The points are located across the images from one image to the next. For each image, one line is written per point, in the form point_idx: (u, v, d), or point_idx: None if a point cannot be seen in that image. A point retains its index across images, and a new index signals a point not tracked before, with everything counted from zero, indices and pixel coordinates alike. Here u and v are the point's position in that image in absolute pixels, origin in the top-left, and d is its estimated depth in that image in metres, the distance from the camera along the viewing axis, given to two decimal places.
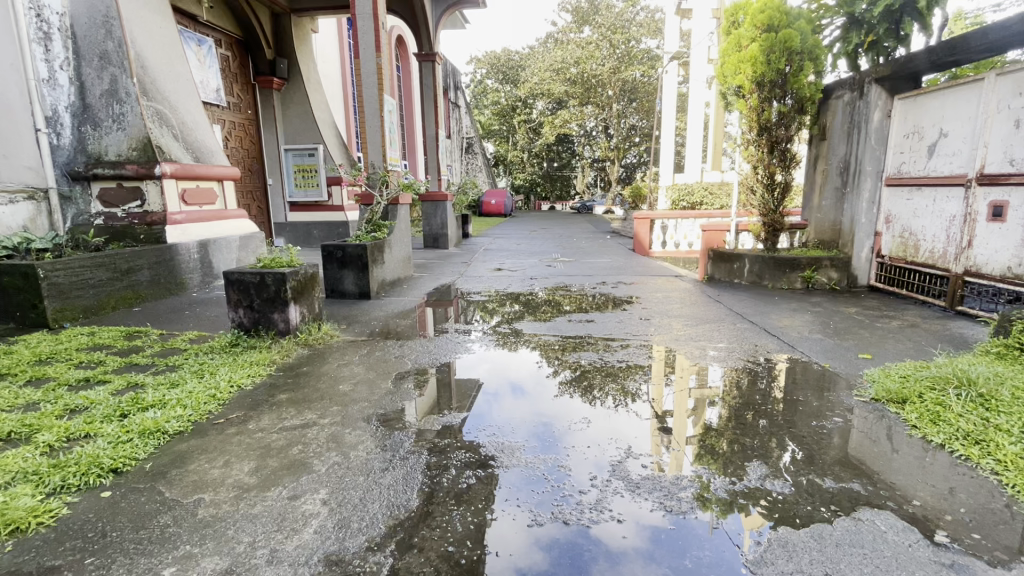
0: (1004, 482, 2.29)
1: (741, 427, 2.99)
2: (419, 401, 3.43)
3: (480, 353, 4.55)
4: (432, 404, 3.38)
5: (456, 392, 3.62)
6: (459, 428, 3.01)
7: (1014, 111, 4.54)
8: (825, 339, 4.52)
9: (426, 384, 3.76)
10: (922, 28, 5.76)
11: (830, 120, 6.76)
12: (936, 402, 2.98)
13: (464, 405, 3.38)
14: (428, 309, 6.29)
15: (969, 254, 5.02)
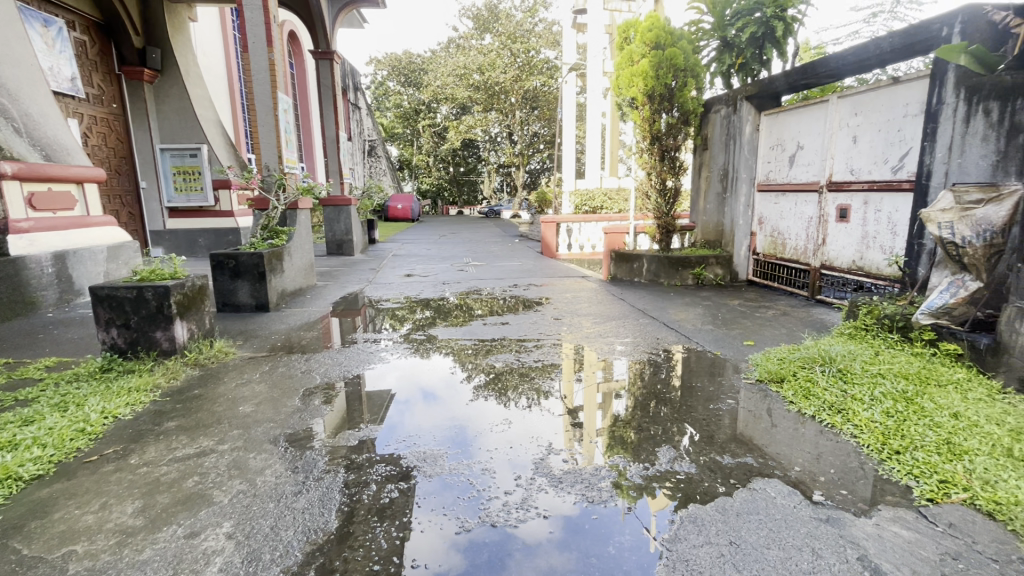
0: (860, 442, 2.68)
1: (647, 416, 3.20)
2: (329, 417, 3.24)
3: (393, 362, 4.41)
4: (343, 419, 3.21)
5: (368, 404, 3.47)
6: (372, 440, 2.91)
7: (852, 129, 5.35)
8: (715, 330, 4.99)
9: (336, 399, 3.56)
10: (780, 55, 6.60)
11: (710, 131, 7.50)
12: (807, 379, 3.42)
13: (377, 417, 3.25)
14: (335, 319, 5.98)
15: (824, 250, 5.82)
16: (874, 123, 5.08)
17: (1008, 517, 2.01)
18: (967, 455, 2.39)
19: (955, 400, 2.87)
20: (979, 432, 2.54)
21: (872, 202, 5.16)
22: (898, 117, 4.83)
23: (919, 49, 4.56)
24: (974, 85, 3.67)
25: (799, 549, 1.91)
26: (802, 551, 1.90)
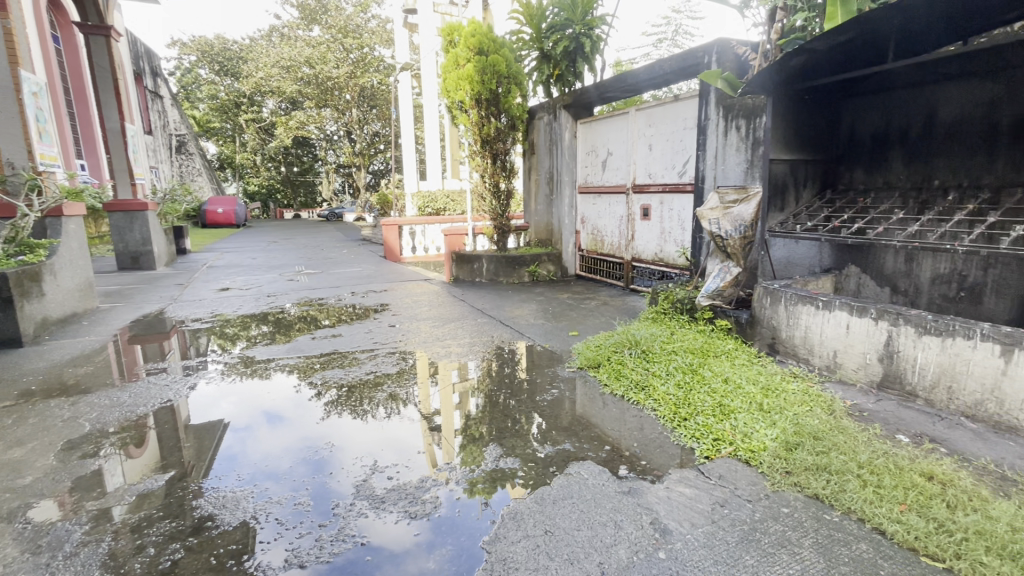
0: (658, 414, 3.05)
1: (496, 412, 3.30)
2: (133, 462, 2.72)
3: (214, 389, 3.85)
4: (156, 461, 2.73)
5: (192, 438, 3.01)
6: (197, 477, 2.57)
7: (648, 138, 6.12)
8: (545, 323, 5.30)
9: (142, 438, 3.00)
10: (590, 69, 7.26)
11: (536, 137, 8.02)
12: (618, 362, 3.80)
13: (204, 451, 2.84)
14: (134, 346, 5.00)
15: (633, 245, 6.57)
16: (664, 134, 5.88)
17: (759, 462, 2.44)
18: (733, 413, 2.86)
19: (726, 367, 3.44)
20: (742, 392, 3.07)
21: (666, 202, 5.96)
22: (680, 129, 5.65)
23: (690, 72, 5.37)
24: (729, 104, 4.42)
25: (604, 524, 2.07)
26: (606, 526, 2.07)
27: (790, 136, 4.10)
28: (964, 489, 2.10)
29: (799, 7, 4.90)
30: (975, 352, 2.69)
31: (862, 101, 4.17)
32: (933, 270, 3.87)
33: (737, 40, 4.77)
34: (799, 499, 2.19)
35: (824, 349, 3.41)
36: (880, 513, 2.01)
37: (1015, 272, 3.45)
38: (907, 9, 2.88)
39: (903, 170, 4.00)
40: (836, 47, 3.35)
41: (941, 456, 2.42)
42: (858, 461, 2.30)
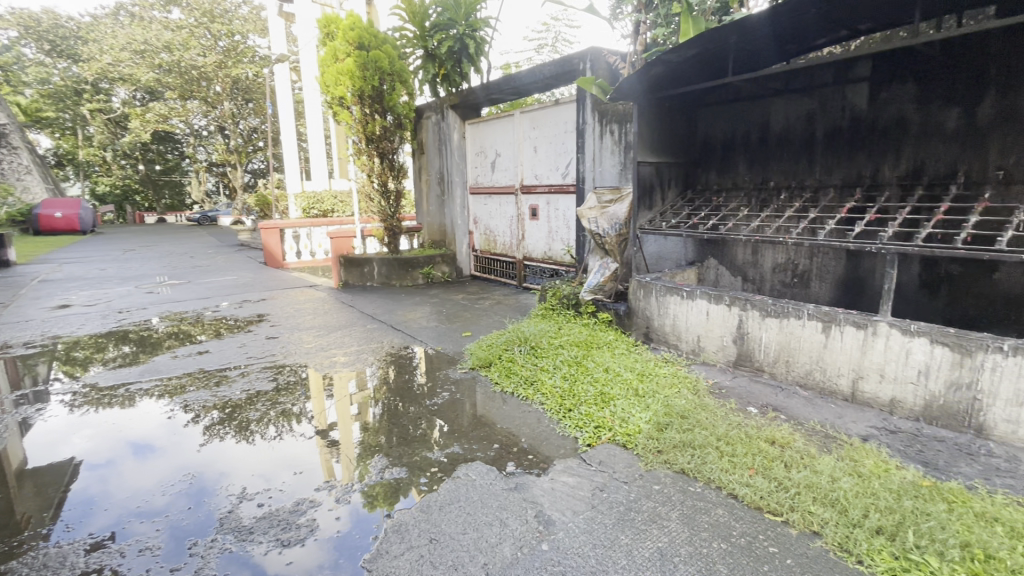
0: (546, 407, 3.14)
1: (396, 420, 3.22)
2: None
3: (62, 423, 3.29)
4: None
5: (31, 483, 2.55)
6: (26, 531, 2.17)
7: (533, 141, 6.30)
8: (438, 326, 5.23)
9: None
10: (476, 70, 7.16)
11: (425, 136, 7.91)
12: (508, 359, 3.85)
13: (44, 499, 2.42)
14: None
15: (524, 245, 6.73)
16: (547, 136, 6.10)
17: (634, 444, 2.61)
18: (612, 400, 3.04)
19: (607, 357, 3.64)
20: (620, 379, 3.27)
21: (552, 202, 6.17)
22: (561, 132, 5.89)
23: (568, 78, 5.61)
24: (603, 109, 4.83)
25: (490, 524, 2.08)
26: (491, 525, 2.07)
27: (655, 140, 4.46)
28: (798, 449, 2.42)
29: (660, 22, 5.40)
30: (805, 329, 3.13)
31: (714, 109, 4.66)
32: (772, 260, 4.41)
33: (607, 50, 5.12)
34: (668, 475, 2.37)
35: (690, 335, 3.76)
36: (732, 479, 2.24)
37: (833, 260, 4.04)
38: (742, 28, 3.25)
39: (747, 172, 4.53)
40: (689, 59, 3.69)
41: (781, 422, 2.77)
42: (717, 434, 2.55)
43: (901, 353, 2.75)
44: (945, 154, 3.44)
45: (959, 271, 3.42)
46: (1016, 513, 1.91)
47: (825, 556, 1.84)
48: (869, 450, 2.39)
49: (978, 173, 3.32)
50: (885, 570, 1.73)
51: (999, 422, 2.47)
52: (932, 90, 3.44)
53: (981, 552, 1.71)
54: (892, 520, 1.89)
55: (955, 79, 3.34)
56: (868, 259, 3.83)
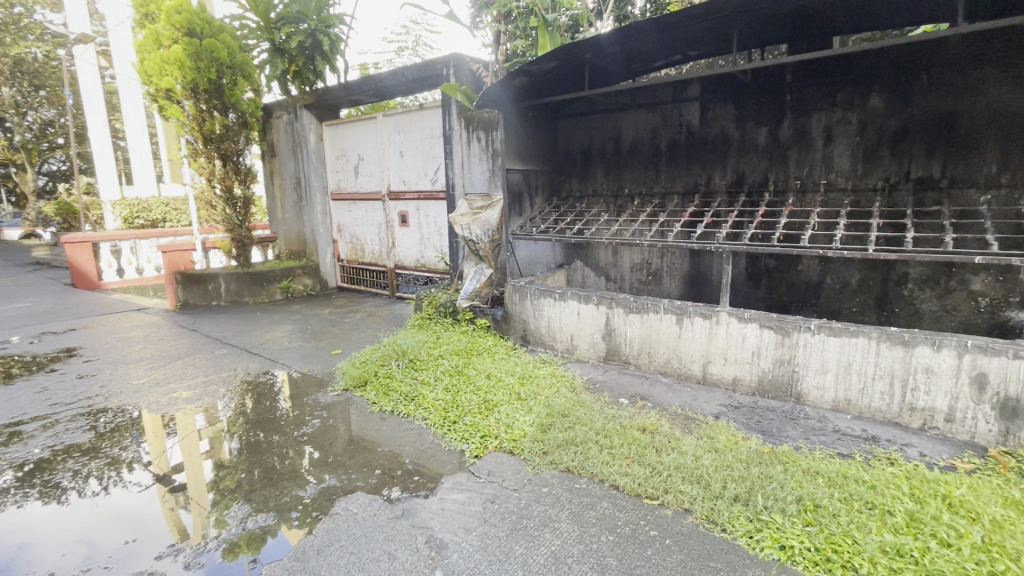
0: (429, 422, 3.03)
1: (258, 453, 2.85)
2: None
3: None
4: None
5: None
6: None
7: (398, 145, 6.11)
8: (303, 345, 4.76)
9: None
10: (332, 69, 6.65)
11: (276, 137, 7.21)
12: (385, 376, 3.64)
13: None
14: None
15: (394, 253, 6.48)
16: (412, 141, 5.94)
17: (521, 449, 2.63)
18: (496, 407, 3.03)
19: (488, 363, 3.63)
20: (502, 385, 3.28)
21: (422, 209, 6.03)
22: (428, 137, 5.78)
23: (431, 83, 5.52)
24: (468, 116, 4.91)
25: (377, 560, 1.92)
26: (379, 561, 1.92)
27: (521, 148, 4.59)
28: (665, 433, 2.65)
29: (518, 34, 5.57)
30: (662, 322, 3.46)
31: (572, 120, 4.95)
32: (630, 261, 4.82)
33: (469, 57, 5.17)
34: (555, 476, 2.43)
35: (564, 335, 3.93)
36: (613, 470, 2.37)
37: (679, 259, 4.54)
38: (594, 46, 3.48)
39: (604, 180, 4.89)
40: (549, 71, 3.85)
41: (649, 409, 3.02)
42: (595, 429, 2.68)
43: (738, 338, 3.17)
44: (758, 166, 4.08)
45: (774, 264, 4.07)
46: (831, 464, 2.30)
47: (696, 530, 2.02)
48: (721, 426, 2.70)
49: (783, 182, 3.99)
50: (743, 534, 1.96)
51: (811, 389, 2.97)
52: (746, 111, 4.05)
53: (811, 504, 2.02)
54: (745, 488, 2.15)
55: (762, 103, 3.97)
56: (707, 257, 4.38)
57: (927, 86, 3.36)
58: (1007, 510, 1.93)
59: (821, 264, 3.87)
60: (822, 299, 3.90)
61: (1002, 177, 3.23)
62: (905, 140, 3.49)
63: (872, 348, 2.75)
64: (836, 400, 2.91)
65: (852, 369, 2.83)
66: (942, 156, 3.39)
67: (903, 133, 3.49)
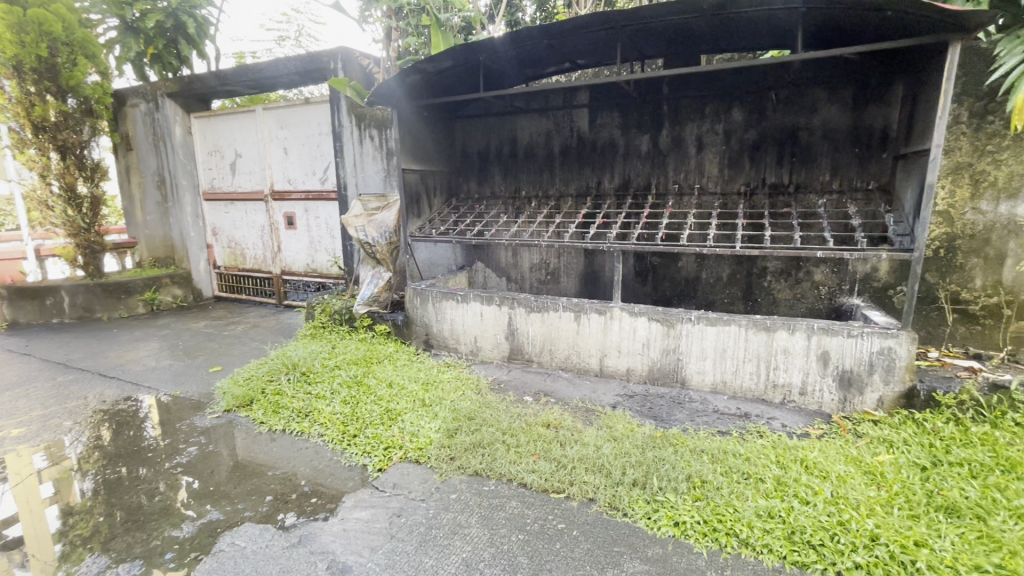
0: (327, 439, 2.83)
1: (119, 492, 2.46)
2: None
3: None
4: None
5: None
6: None
7: (281, 141, 5.65)
8: (173, 364, 4.21)
9: None
10: (201, 55, 5.98)
11: (131, 128, 6.31)
12: (274, 393, 3.33)
13: None
14: None
15: (281, 257, 5.98)
16: (298, 137, 5.53)
17: (427, 457, 2.56)
18: (399, 416, 2.91)
19: (389, 371, 3.48)
20: (405, 392, 3.16)
21: (311, 210, 5.63)
22: (315, 134, 5.42)
23: (317, 77, 5.19)
24: (360, 113, 4.71)
25: None
26: None
27: (416, 148, 4.48)
28: (568, 427, 2.73)
29: (410, 31, 5.43)
30: (561, 319, 3.58)
31: (468, 122, 4.94)
32: (529, 261, 4.93)
33: (359, 52, 4.94)
34: (462, 481, 2.40)
35: (467, 337, 3.91)
36: (520, 469, 2.39)
37: (575, 259, 4.74)
38: (488, 48, 3.50)
39: (502, 182, 4.95)
40: (444, 70, 3.80)
41: (552, 405, 3.10)
42: (501, 429, 2.69)
43: (630, 331, 3.39)
44: (642, 171, 4.39)
45: (658, 262, 4.41)
46: (713, 442, 2.53)
47: (600, 518, 2.11)
48: (618, 416, 2.86)
49: (663, 186, 4.33)
50: (642, 516, 2.09)
51: (694, 374, 3.26)
52: (630, 119, 4.34)
53: (699, 480, 2.21)
54: (642, 472, 2.29)
55: (643, 112, 4.27)
56: (599, 256, 4.62)
57: (776, 104, 3.86)
58: (849, 467, 2.27)
59: (697, 261, 4.26)
60: (699, 292, 4.31)
61: (833, 184, 3.80)
62: (761, 150, 3.97)
63: (742, 335, 3.09)
64: (715, 382, 3.22)
65: (726, 354, 3.15)
66: (789, 165, 3.91)
67: (759, 144, 3.97)
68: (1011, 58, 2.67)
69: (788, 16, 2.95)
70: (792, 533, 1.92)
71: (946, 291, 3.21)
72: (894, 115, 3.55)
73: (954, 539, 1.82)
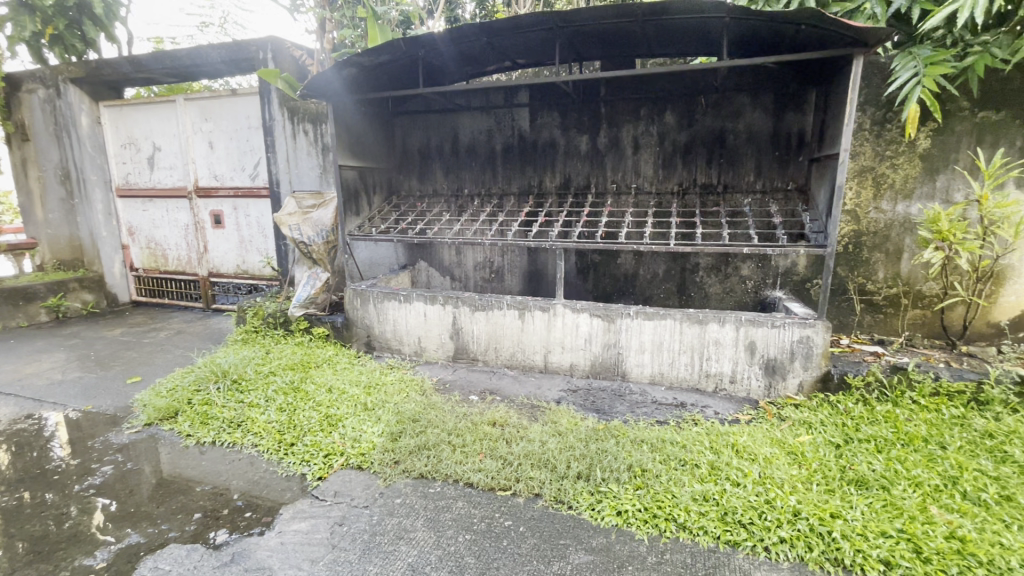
0: (261, 449, 2.69)
1: (20, 520, 2.22)
2: None
3: None
4: None
5: None
6: None
7: (206, 134, 5.29)
8: (84, 377, 3.84)
9: None
10: (109, 38, 5.47)
11: (27, 117, 5.67)
12: (202, 403, 3.11)
13: None
14: None
15: (208, 258, 5.61)
16: (225, 131, 5.20)
17: (370, 463, 2.49)
18: (340, 422, 2.81)
19: (328, 375, 3.35)
20: (346, 397, 3.06)
21: (240, 208, 5.31)
22: (244, 127, 5.12)
23: (245, 66, 4.89)
24: (293, 107, 4.50)
25: None
26: None
27: (354, 144, 4.33)
28: (513, 424, 2.75)
29: (345, 23, 5.25)
30: (505, 317, 3.59)
31: (408, 118, 4.85)
32: (473, 260, 4.91)
33: (290, 42, 4.71)
34: (408, 484, 2.35)
35: (411, 337, 3.84)
36: (466, 469, 2.38)
37: (518, 257, 4.77)
38: (427, 43, 3.45)
39: (444, 180, 4.90)
40: (382, 64, 3.69)
41: (497, 403, 3.11)
42: (447, 430, 2.66)
43: (573, 327, 3.45)
44: (582, 170, 4.49)
45: (599, 259, 4.52)
46: (653, 431, 2.63)
47: (546, 512, 2.14)
48: (562, 411, 2.91)
49: (602, 185, 4.45)
50: (587, 507, 2.14)
51: (634, 367, 3.38)
52: (569, 119, 4.42)
53: (640, 468, 2.29)
54: (585, 464, 2.34)
55: (582, 113, 4.37)
56: (542, 254, 4.67)
57: (705, 107, 4.06)
58: (774, 449, 2.43)
59: (635, 257, 4.42)
60: (637, 288, 4.47)
61: (757, 185, 4.06)
62: (691, 152, 4.17)
63: (677, 328, 3.24)
64: (653, 374, 3.35)
65: (663, 347, 3.29)
66: (717, 166, 4.14)
67: (690, 146, 4.17)
68: (904, 72, 2.96)
69: (714, 25, 3.11)
70: (725, 514, 2.03)
71: (855, 283, 3.52)
72: (809, 122, 3.83)
73: (863, 508, 2.00)
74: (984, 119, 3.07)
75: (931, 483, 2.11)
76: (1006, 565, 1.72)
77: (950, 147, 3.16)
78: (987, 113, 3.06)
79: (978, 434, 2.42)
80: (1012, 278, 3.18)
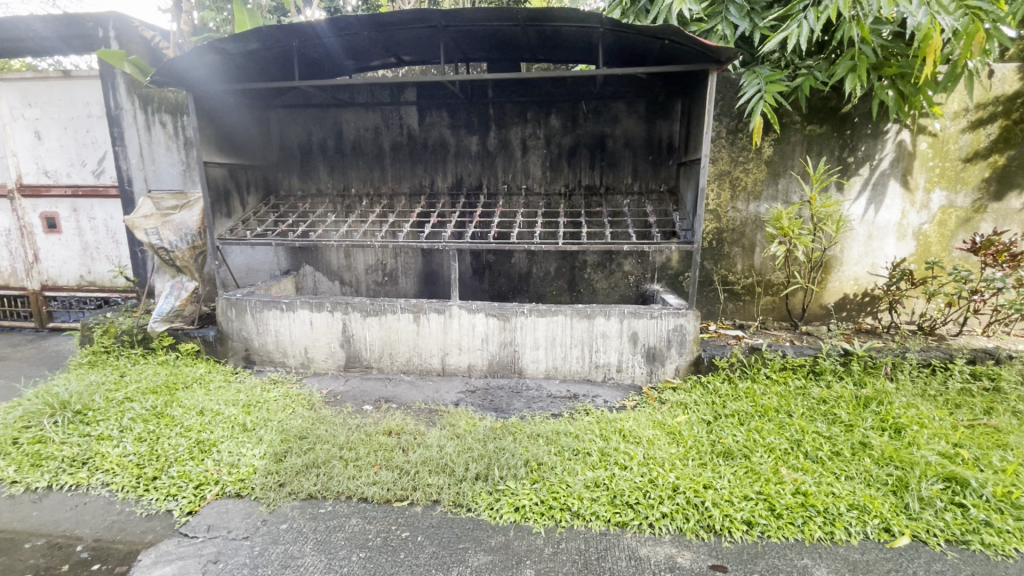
0: (115, 488, 2.33)
1: None
2: None
3: None
4: None
5: None
6: None
7: (30, 121, 4.46)
8: None
9: None
10: None
11: None
12: (33, 441, 2.61)
13: None
14: None
15: (39, 268, 4.74)
16: (56, 119, 4.43)
17: (251, 489, 2.27)
18: (214, 447, 2.52)
19: (198, 396, 2.99)
20: (221, 419, 2.75)
21: (81, 209, 4.56)
22: (82, 116, 4.39)
23: (79, 45, 4.20)
24: (144, 95, 3.97)
25: None
26: None
27: (222, 139, 3.93)
28: (410, 432, 2.67)
29: (208, 5, 4.76)
30: (399, 321, 3.48)
31: (284, 112, 4.50)
32: (364, 263, 4.69)
33: (138, 20, 4.14)
34: (294, 507, 2.19)
35: (296, 348, 3.58)
36: (359, 483, 2.26)
37: (412, 259, 4.66)
38: (303, 33, 3.22)
39: (328, 179, 4.63)
40: (250, 53, 3.38)
41: (393, 411, 3.01)
42: (338, 444, 2.50)
43: (469, 327, 3.45)
44: (473, 170, 4.50)
45: (493, 259, 4.57)
46: (548, 425, 2.71)
47: (445, 518, 2.12)
48: (461, 412, 2.90)
49: (494, 186, 4.51)
50: (485, 508, 2.14)
51: (529, 363, 3.46)
52: (458, 119, 4.41)
53: (536, 463, 2.35)
54: (483, 465, 2.34)
55: (471, 113, 4.37)
56: (437, 256, 4.60)
57: (586, 112, 4.28)
58: (655, 430, 2.63)
59: (528, 257, 4.53)
60: (531, 286, 4.60)
61: (635, 186, 4.37)
62: (576, 155, 4.37)
63: (568, 323, 3.37)
64: (548, 368, 3.46)
65: (556, 342, 3.41)
66: (600, 169, 4.38)
67: (574, 149, 4.36)
68: (750, 87, 3.36)
69: (590, 34, 3.29)
70: (614, 497, 2.16)
71: (719, 275, 3.94)
72: (676, 129, 4.21)
73: (729, 477, 2.24)
74: (811, 131, 3.60)
75: (782, 447, 2.43)
76: (837, 512, 2.06)
77: (787, 154, 3.66)
78: (814, 127, 3.59)
79: (815, 401, 2.83)
80: (837, 267, 3.77)
